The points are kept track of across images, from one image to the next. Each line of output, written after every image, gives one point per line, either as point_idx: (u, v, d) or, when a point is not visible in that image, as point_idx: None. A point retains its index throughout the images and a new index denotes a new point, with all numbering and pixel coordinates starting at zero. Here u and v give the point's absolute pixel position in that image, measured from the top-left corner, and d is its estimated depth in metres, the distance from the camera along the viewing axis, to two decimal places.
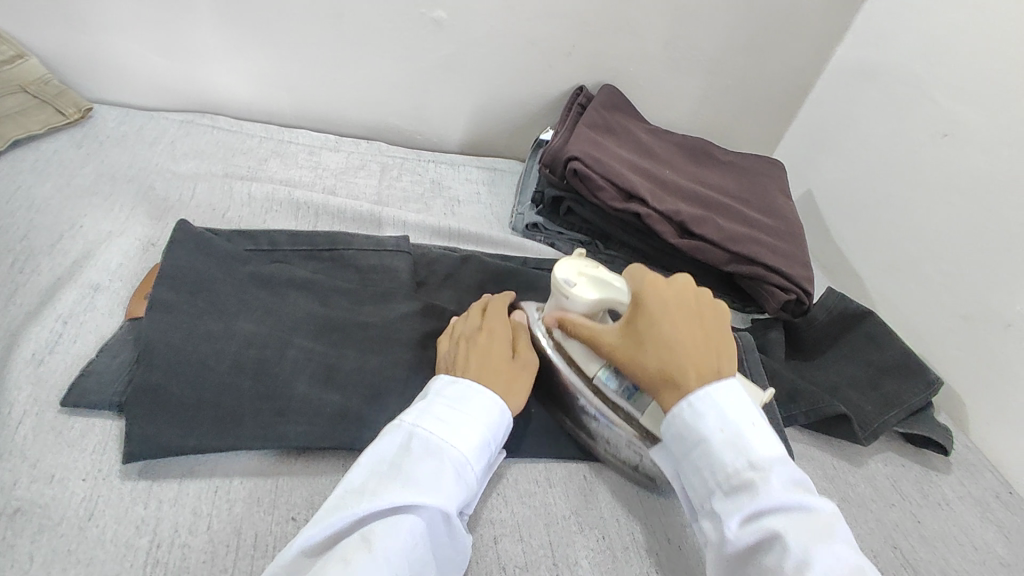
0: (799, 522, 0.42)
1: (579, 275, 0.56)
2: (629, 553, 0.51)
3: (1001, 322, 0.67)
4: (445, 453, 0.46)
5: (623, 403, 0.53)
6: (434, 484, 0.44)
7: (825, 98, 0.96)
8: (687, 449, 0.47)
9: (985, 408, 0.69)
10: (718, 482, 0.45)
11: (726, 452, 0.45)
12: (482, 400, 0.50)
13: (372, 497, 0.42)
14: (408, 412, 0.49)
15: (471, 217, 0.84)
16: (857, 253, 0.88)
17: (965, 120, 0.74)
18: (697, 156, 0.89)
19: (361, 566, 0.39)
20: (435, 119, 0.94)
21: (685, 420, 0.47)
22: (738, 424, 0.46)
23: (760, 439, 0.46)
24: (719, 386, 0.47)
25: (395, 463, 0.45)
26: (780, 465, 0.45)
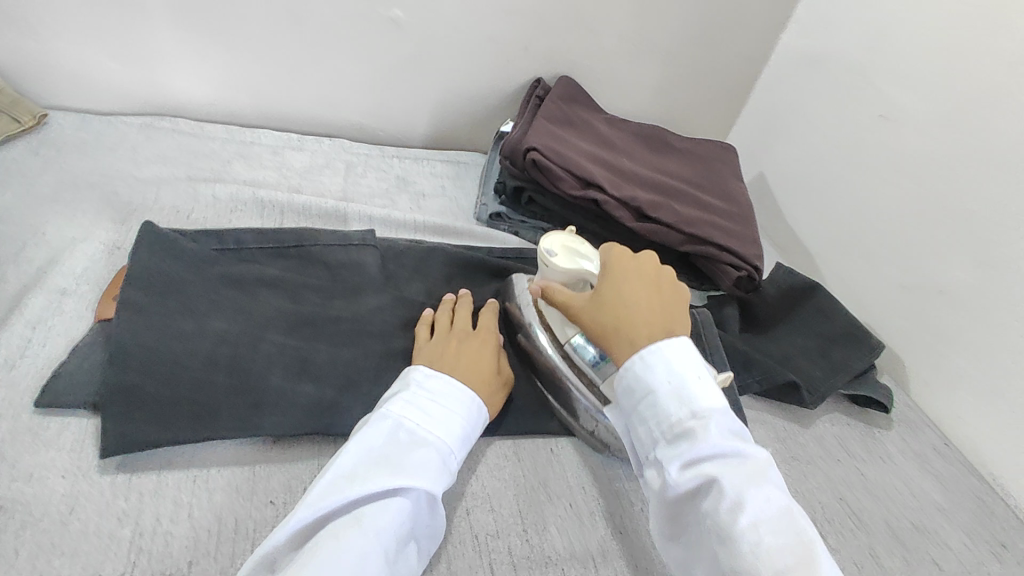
0: (734, 468, 0.45)
1: (563, 245, 0.62)
2: (594, 518, 0.54)
3: (935, 289, 0.73)
4: (430, 443, 0.48)
5: (588, 369, 0.59)
6: (420, 470, 0.46)
7: (772, 85, 1.01)
8: (635, 401, 0.50)
9: (923, 368, 0.74)
10: (663, 431, 0.48)
11: (671, 404, 0.48)
12: (462, 395, 0.52)
13: (363, 485, 0.44)
14: (392, 403, 0.51)
15: (437, 210, 0.86)
16: (806, 231, 0.93)
17: (898, 102, 0.79)
18: (654, 144, 0.92)
19: (350, 545, 0.41)
20: (398, 116, 0.96)
21: (636, 373, 0.50)
22: (684, 378, 0.49)
23: (704, 392, 0.48)
24: (669, 341, 0.50)
25: (382, 453, 0.47)
26: (721, 416, 0.48)
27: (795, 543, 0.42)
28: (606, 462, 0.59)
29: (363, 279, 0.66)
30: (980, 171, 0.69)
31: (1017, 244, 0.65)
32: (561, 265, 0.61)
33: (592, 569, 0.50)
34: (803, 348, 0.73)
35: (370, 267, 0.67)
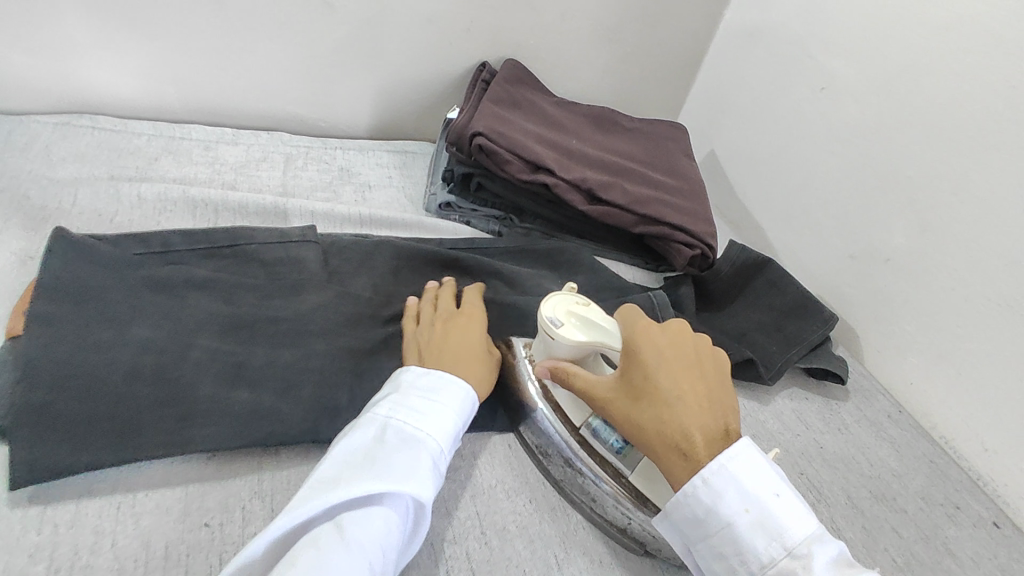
0: None
1: (567, 312, 0.55)
2: (555, 513, 0.53)
3: (882, 257, 0.73)
4: (420, 444, 0.44)
5: (612, 457, 0.52)
6: (411, 473, 0.42)
7: (719, 61, 1.00)
8: (708, 533, 0.44)
9: (874, 337, 0.75)
10: (753, 570, 0.42)
11: (756, 536, 0.43)
12: (455, 391, 0.49)
13: (346, 488, 0.40)
14: (380, 403, 0.47)
15: (383, 202, 0.82)
16: (759, 206, 0.93)
17: (839, 73, 0.79)
18: (603, 125, 0.91)
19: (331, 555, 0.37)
20: (339, 105, 0.91)
21: (704, 502, 0.44)
22: (761, 501, 0.43)
23: (787, 513, 0.43)
24: (734, 456, 0.45)
25: (368, 454, 0.43)
26: (815, 542, 0.42)
27: None
28: None
29: (303, 277, 0.62)
30: (918, 137, 0.70)
31: (956, 207, 0.66)
32: (572, 336, 0.54)
33: (555, 565, 0.49)
34: (757, 324, 0.72)
35: (311, 264, 0.63)
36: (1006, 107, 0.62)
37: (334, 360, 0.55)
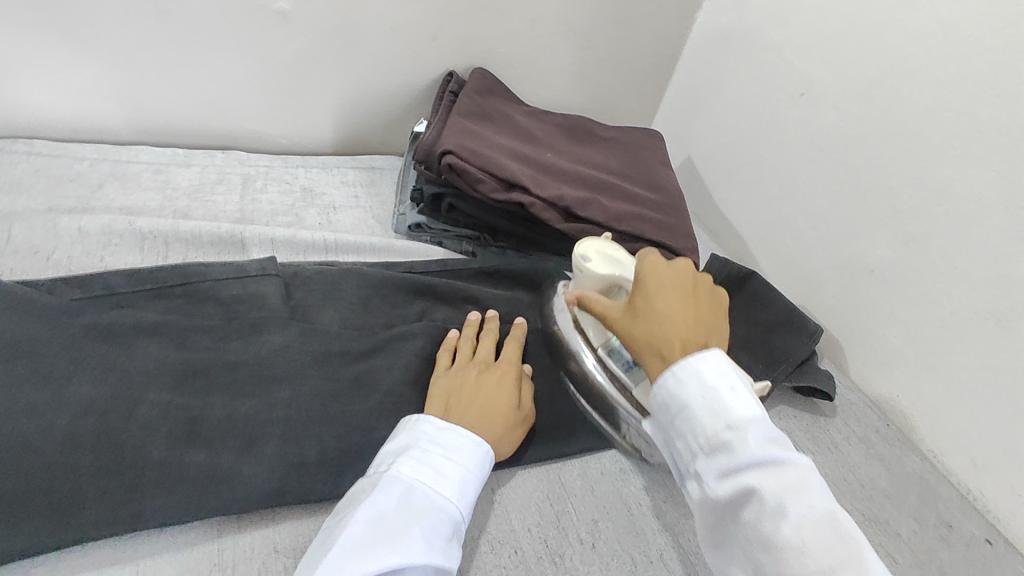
0: (773, 479, 0.40)
1: (597, 252, 0.60)
2: (543, 563, 0.47)
3: (866, 269, 0.72)
4: (442, 510, 0.44)
5: (620, 373, 0.56)
6: (434, 542, 0.42)
7: (693, 66, 0.98)
8: (668, 415, 0.45)
9: (860, 349, 0.73)
10: (699, 445, 0.43)
11: (704, 416, 0.43)
12: (478, 451, 0.48)
13: (370, 561, 0.39)
14: (400, 462, 0.46)
15: (350, 223, 0.78)
16: (738, 214, 0.91)
17: (816, 78, 0.77)
18: (577, 135, 0.88)
19: None
20: (300, 121, 0.87)
21: (668, 387, 0.45)
22: (717, 387, 0.43)
23: (743, 400, 0.43)
24: (704, 354, 0.45)
25: (390, 522, 0.42)
26: (759, 425, 0.42)
27: (841, 560, 0.37)
28: (553, 495, 0.53)
29: (264, 314, 0.58)
30: (899, 145, 0.68)
31: (940, 217, 0.64)
32: (595, 270, 0.59)
33: None
34: (740, 341, 0.71)
35: (272, 299, 0.59)
36: (988, 116, 0.60)
37: (300, 408, 0.51)
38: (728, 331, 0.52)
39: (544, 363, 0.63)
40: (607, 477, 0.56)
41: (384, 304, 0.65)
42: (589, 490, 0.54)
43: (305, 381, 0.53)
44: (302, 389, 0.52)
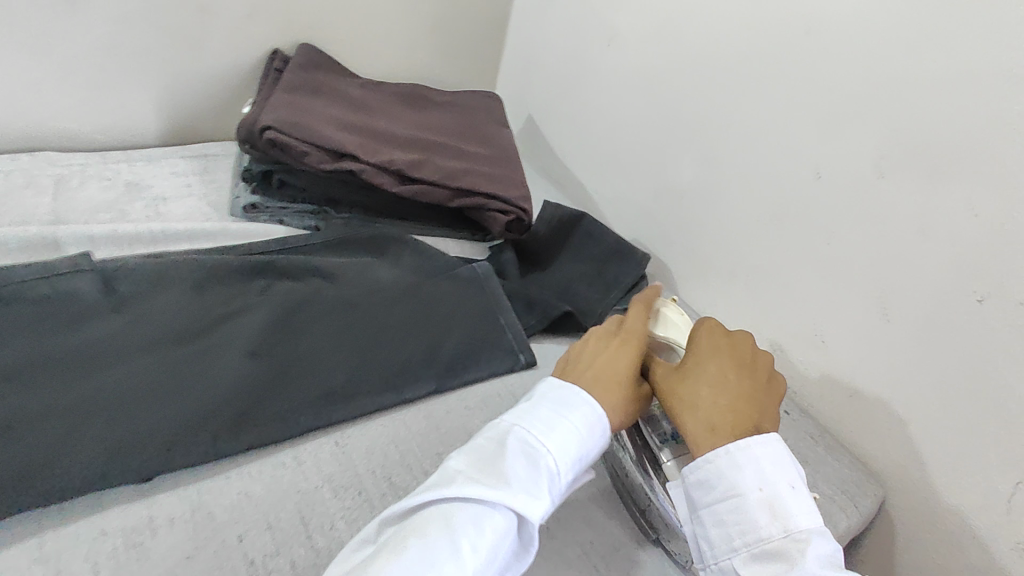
0: None
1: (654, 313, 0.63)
2: (387, 499, 0.50)
3: (680, 195, 0.80)
4: (539, 458, 0.45)
5: (655, 444, 0.55)
6: (528, 488, 0.43)
7: (520, 26, 1.03)
8: (717, 504, 0.47)
9: (684, 268, 0.82)
10: (750, 546, 0.45)
11: (760, 513, 0.45)
12: (584, 411, 0.49)
13: (462, 486, 0.42)
14: (510, 412, 0.49)
15: (182, 213, 0.76)
16: (576, 163, 0.97)
17: (619, 28, 0.84)
18: (413, 101, 0.89)
19: (433, 540, 0.40)
20: (116, 113, 0.82)
21: (721, 467, 0.47)
22: (775, 488, 0.46)
23: (799, 505, 0.45)
24: (765, 446, 0.48)
25: (488, 457, 0.45)
26: (817, 536, 0.44)
27: None
28: (398, 437, 0.55)
29: (81, 308, 0.56)
30: (689, 80, 0.76)
31: (726, 141, 0.73)
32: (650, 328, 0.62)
33: None
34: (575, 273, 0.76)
35: (91, 294, 0.57)
36: (746, 45, 0.69)
37: (126, 394, 0.51)
38: (777, 411, 0.55)
39: (390, 320, 0.63)
40: (453, 415, 0.59)
41: (217, 284, 0.63)
42: (434, 429, 0.57)
43: (131, 369, 0.52)
44: (127, 376, 0.52)
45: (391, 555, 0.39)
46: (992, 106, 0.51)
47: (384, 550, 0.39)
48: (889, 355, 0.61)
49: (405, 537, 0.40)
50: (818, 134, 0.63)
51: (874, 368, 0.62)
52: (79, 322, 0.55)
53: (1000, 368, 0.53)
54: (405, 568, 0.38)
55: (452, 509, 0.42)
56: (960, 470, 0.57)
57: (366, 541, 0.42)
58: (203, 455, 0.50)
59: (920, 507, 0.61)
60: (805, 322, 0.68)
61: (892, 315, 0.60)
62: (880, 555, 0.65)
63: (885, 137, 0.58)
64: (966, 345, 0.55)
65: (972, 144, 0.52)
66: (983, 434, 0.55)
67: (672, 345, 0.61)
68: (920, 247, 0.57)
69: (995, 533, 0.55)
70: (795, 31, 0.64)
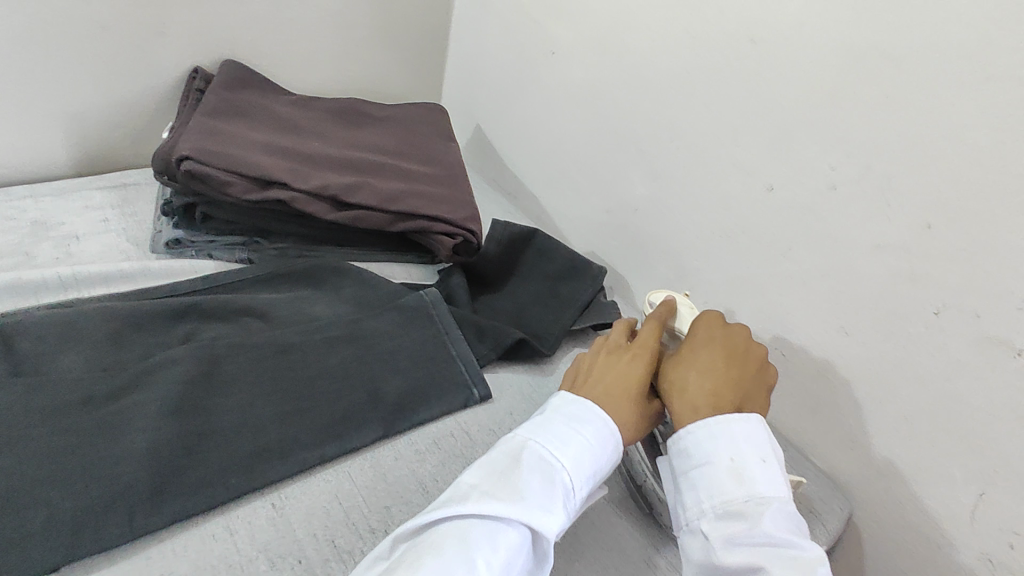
0: (785, 560, 0.41)
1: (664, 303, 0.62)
2: (331, 564, 0.47)
3: (632, 207, 0.78)
4: (555, 473, 0.45)
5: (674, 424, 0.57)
6: (542, 503, 0.43)
7: (460, 34, 0.99)
8: (688, 468, 0.47)
9: (640, 281, 0.80)
10: (714, 506, 0.45)
11: (728, 478, 0.45)
12: (599, 425, 0.49)
13: (479, 501, 0.42)
14: (524, 427, 0.48)
15: (98, 251, 0.69)
16: (526, 174, 0.94)
17: (560, 37, 0.81)
18: (349, 118, 0.84)
19: (447, 555, 0.39)
20: (18, 144, 0.75)
21: (696, 436, 0.47)
22: (746, 457, 0.46)
23: (768, 476, 0.45)
24: (742, 420, 0.48)
25: (502, 472, 0.45)
26: (781, 504, 0.44)
27: None
28: (343, 492, 0.52)
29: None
30: (634, 91, 0.74)
31: (674, 152, 0.71)
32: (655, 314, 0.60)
33: None
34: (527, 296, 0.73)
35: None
36: (689, 55, 0.67)
37: (27, 473, 0.45)
38: (766, 396, 0.53)
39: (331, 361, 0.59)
40: (401, 461, 0.55)
41: (130, 338, 0.57)
42: (382, 479, 0.53)
43: (31, 445, 0.47)
44: (28, 452, 0.46)
45: (407, 569, 0.39)
46: (942, 121, 0.50)
47: (400, 565, 0.39)
48: (846, 368, 0.60)
49: (421, 553, 0.40)
50: (766, 146, 0.62)
51: (831, 381, 0.62)
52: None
53: (962, 386, 0.53)
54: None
55: (468, 525, 0.42)
56: (921, 483, 0.57)
57: (379, 556, 0.42)
58: (120, 535, 0.45)
59: (884, 519, 0.61)
60: (761, 336, 0.67)
61: (850, 331, 0.59)
62: (848, 566, 0.65)
63: (837, 152, 0.57)
64: (923, 360, 0.55)
65: (922, 160, 0.51)
66: (945, 450, 0.55)
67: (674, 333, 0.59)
68: (873, 261, 0.56)
69: (960, 544, 0.56)
70: (737, 41, 0.62)
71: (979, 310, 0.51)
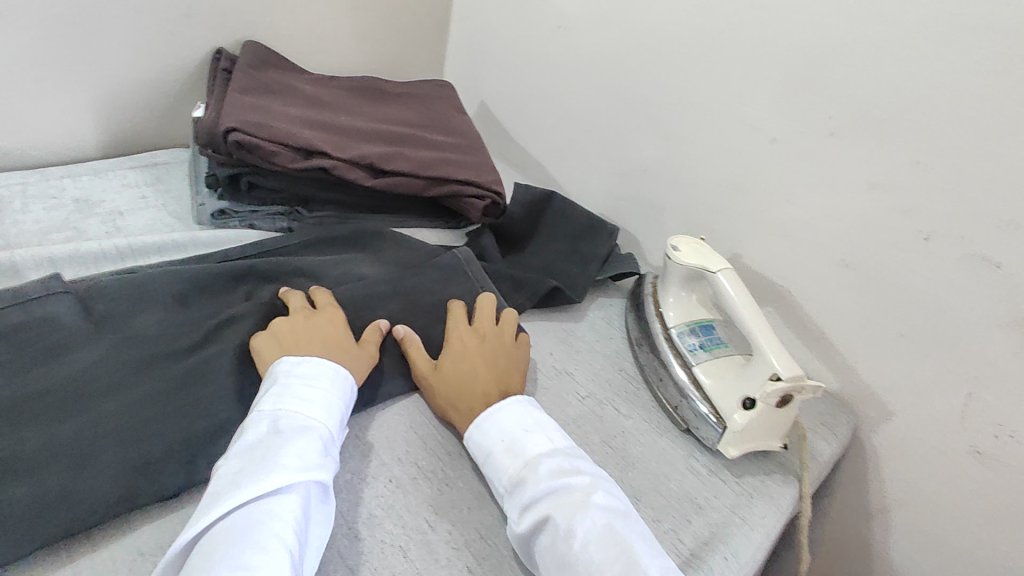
0: (561, 500, 0.47)
1: (688, 244, 0.66)
2: (418, 482, 0.52)
3: (642, 168, 0.84)
4: (311, 428, 0.47)
5: (687, 354, 0.64)
6: (309, 462, 0.45)
7: (464, 13, 1.03)
8: (478, 462, 0.52)
9: (651, 237, 0.86)
10: (503, 484, 0.50)
11: (505, 457, 0.50)
12: (332, 371, 0.52)
13: (246, 484, 0.42)
14: (263, 400, 0.49)
15: (143, 226, 0.72)
16: (534, 146, 0.99)
17: (569, 12, 0.86)
18: (368, 95, 0.88)
19: (235, 546, 0.40)
20: (47, 125, 0.76)
21: (475, 436, 0.52)
22: (512, 431, 0.52)
23: (532, 440, 0.51)
24: (499, 405, 0.53)
25: (261, 449, 0.45)
26: (549, 457, 0.50)
27: (620, 548, 0.44)
28: (415, 424, 0.57)
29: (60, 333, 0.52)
30: (642, 59, 0.80)
31: (682, 114, 0.77)
32: (679, 258, 0.65)
33: (425, 529, 0.49)
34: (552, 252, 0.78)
35: (69, 317, 0.54)
36: (694, 22, 0.73)
37: (133, 415, 0.49)
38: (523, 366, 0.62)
39: (388, 313, 0.63)
40: None
41: (197, 301, 0.60)
42: None
43: (131, 393, 0.50)
44: (130, 397, 0.50)
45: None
46: (929, 70, 0.57)
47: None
48: (845, 298, 0.68)
49: (205, 558, 0.39)
50: (769, 103, 0.69)
51: (833, 311, 0.69)
52: (57, 344, 0.52)
53: (950, 302, 0.61)
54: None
55: (246, 511, 0.42)
56: (917, 392, 0.65)
57: None
58: None
59: (882, 429, 0.69)
60: (768, 276, 0.74)
61: (850, 263, 0.67)
62: (853, 474, 0.73)
63: (836, 104, 0.64)
64: (915, 283, 0.62)
65: (911, 106, 0.59)
66: (938, 360, 0.63)
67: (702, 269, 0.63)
68: (869, 199, 0.64)
69: (952, 440, 0.64)
70: (742, 8, 0.68)
71: (964, 233, 0.58)
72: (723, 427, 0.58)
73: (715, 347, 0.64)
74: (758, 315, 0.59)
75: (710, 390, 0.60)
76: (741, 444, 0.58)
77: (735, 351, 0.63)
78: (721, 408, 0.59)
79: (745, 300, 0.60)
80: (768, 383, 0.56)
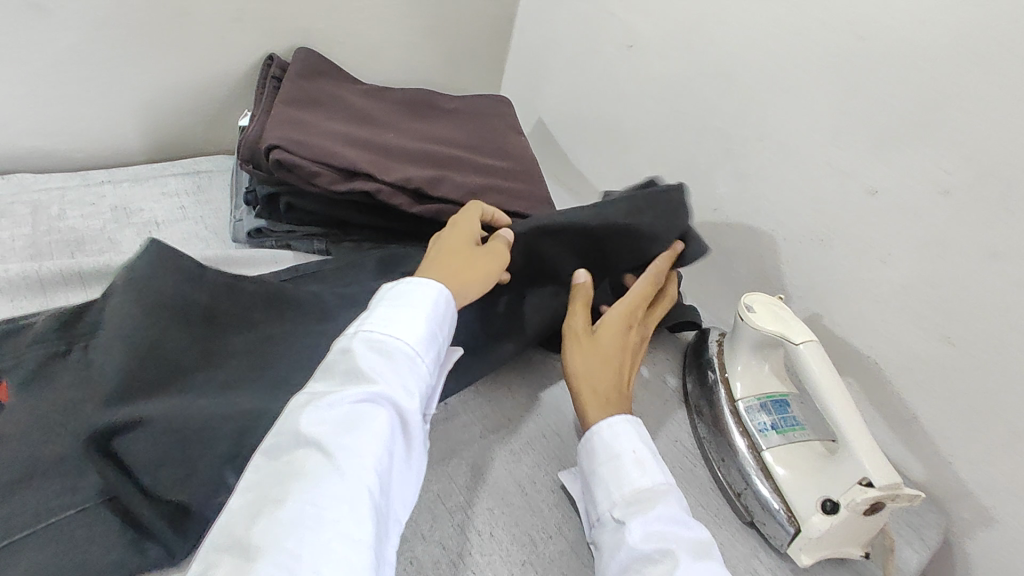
0: (684, 539, 0.44)
1: (764, 303, 0.58)
2: (441, 566, 0.46)
3: (711, 208, 0.76)
4: (393, 352, 0.44)
5: (755, 436, 0.56)
6: (390, 385, 0.42)
7: (526, 25, 0.97)
8: (597, 461, 0.49)
9: (716, 281, 0.78)
10: (622, 494, 0.47)
11: (633, 470, 0.48)
12: (424, 291, 0.49)
13: (326, 406, 0.40)
14: (353, 320, 0.47)
15: (178, 240, 0.69)
16: (592, 171, 0.93)
17: (640, 31, 0.79)
18: (420, 111, 0.82)
19: (316, 464, 0.38)
20: (93, 127, 0.74)
21: (605, 435, 0.50)
22: (647, 449, 0.49)
23: (663, 467, 0.49)
24: (635, 419, 0.51)
25: (344, 367, 0.43)
26: (674, 491, 0.47)
27: None
28: (445, 493, 0.51)
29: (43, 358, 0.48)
30: (721, 88, 0.72)
31: (762, 152, 0.69)
32: (756, 321, 0.57)
33: None
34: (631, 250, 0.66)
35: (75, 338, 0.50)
36: (785, 52, 0.65)
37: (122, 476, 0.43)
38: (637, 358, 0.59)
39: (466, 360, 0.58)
40: (498, 462, 0.55)
41: None
42: (481, 478, 0.53)
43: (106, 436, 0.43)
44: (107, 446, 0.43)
45: (276, 511, 0.36)
46: None
47: (267, 504, 0.36)
48: (942, 377, 0.59)
49: (286, 480, 0.37)
50: (868, 147, 0.60)
51: (926, 392, 0.60)
52: None
53: None
54: (298, 519, 0.35)
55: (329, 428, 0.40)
56: None
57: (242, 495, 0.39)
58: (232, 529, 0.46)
59: (979, 535, 0.60)
60: (852, 343, 0.65)
61: (955, 341, 0.57)
62: None
63: (955, 155, 0.55)
64: None
65: None
66: None
67: (784, 338, 0.55)
68: (987, 270, 0.54)
69: None
70: (845, 39, 0.60)
71: None
72: (796, 529, 0.51)
73: (790, 430, 0.56)
74: (847, 402, 0.51)
75: (784, 482, 0.52)
76: (816, 552, 0.51)
77: (813, 436, 0.56)
78: (795, 507, 0.51)
79: (834, 380, 0.52)
80: (857, 488, 0.48)
